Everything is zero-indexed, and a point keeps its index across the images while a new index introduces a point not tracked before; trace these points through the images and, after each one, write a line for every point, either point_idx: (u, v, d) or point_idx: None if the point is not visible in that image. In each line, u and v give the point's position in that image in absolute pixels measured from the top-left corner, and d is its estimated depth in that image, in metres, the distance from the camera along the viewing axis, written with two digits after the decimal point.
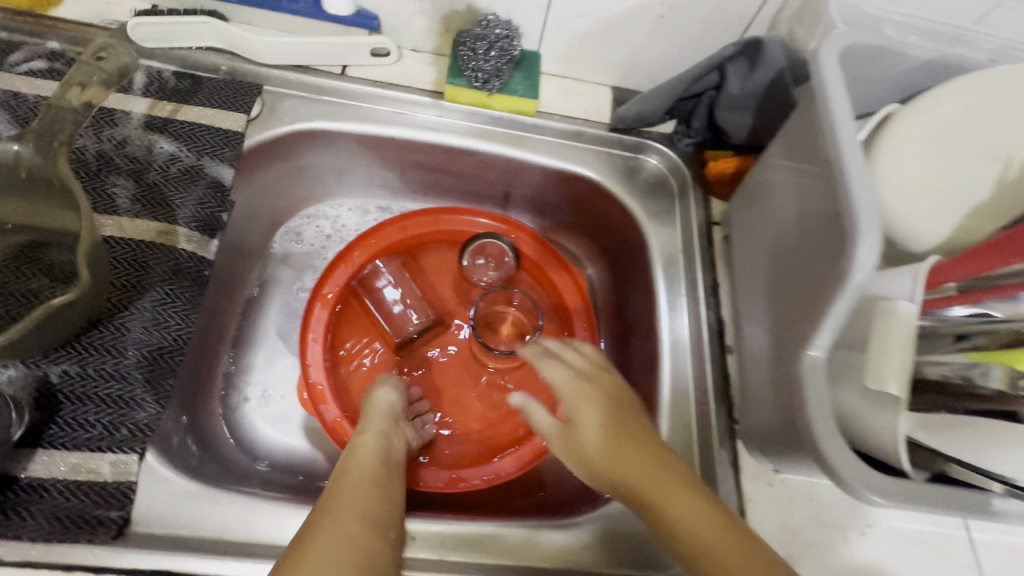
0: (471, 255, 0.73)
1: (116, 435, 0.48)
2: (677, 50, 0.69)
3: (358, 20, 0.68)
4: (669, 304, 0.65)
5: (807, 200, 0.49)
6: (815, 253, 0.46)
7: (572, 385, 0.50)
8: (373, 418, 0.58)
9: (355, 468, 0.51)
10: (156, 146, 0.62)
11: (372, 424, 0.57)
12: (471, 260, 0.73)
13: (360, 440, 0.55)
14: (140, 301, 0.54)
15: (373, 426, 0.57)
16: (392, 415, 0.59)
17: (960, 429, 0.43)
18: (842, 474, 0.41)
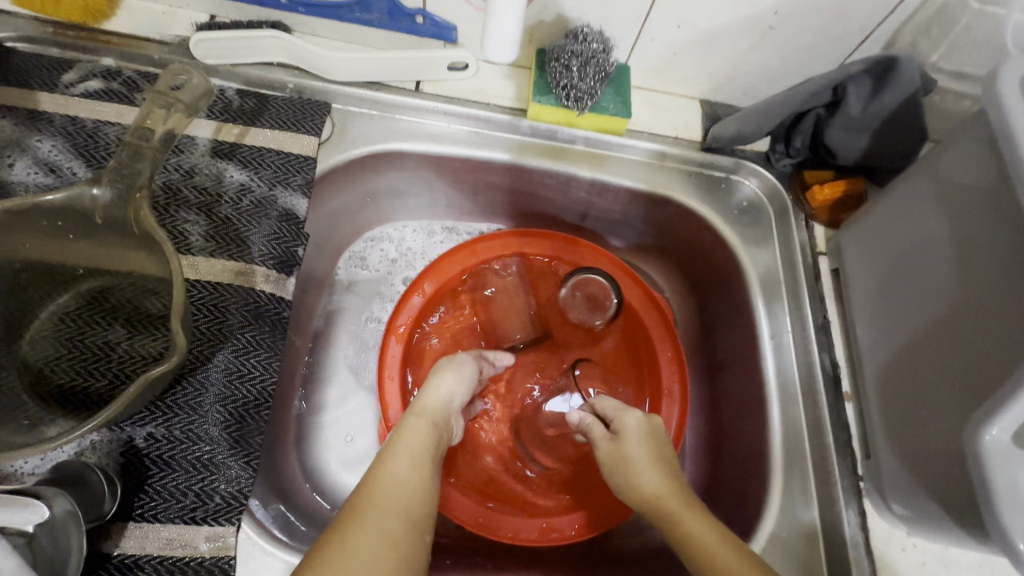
0: (573, 287, 0.66)
1: (210, 505, 0.45)
2: (780, 62, 0.64)
3: (434, 32, 0.62)
4: (774, 342, 0.61)
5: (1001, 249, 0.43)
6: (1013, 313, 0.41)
7: (639, 443, 0.54)
8: (429, 405, 0.54)
9: (401, 457, 0.47)
10: (226, 175, 0.57)
11: (427, 412, 0.53)
12: (571, 292, 0.66)
13: (412, 426, 0.51)
14: (220, 351, 0.50)
15: (428, 414, 0.53)
16: (446, 408, 0.55)
17: None
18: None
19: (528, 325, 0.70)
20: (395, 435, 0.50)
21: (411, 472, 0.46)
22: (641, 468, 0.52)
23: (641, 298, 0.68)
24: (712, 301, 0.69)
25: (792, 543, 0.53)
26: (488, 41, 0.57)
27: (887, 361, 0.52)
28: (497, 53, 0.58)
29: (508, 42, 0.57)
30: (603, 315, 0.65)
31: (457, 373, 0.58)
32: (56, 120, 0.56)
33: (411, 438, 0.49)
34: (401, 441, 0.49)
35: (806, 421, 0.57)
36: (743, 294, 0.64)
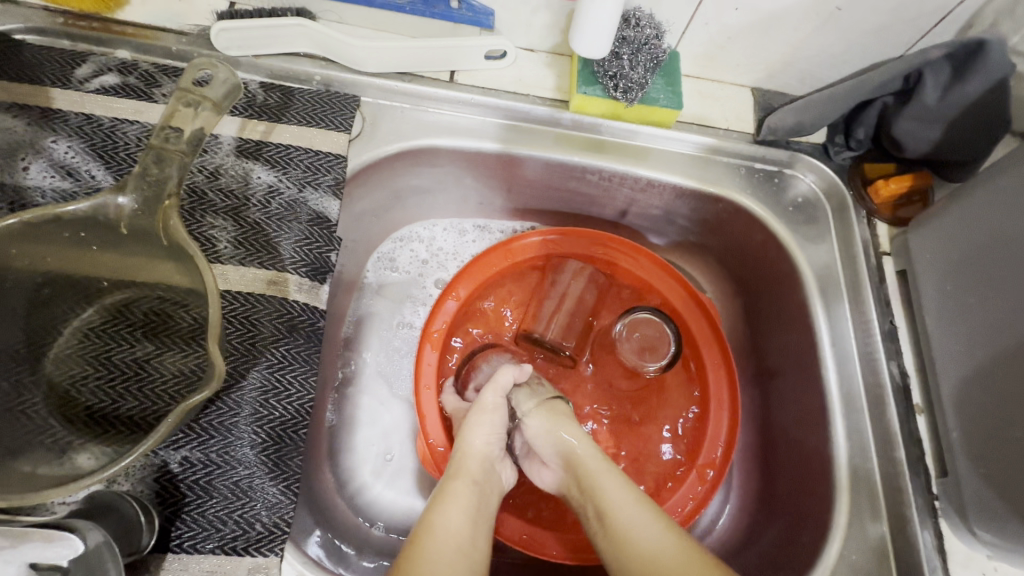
0: (630, 325, 0.63)
1: (252, 534, 0.42)
2: (844, 46, 0.59)
3: (470, 17, 0.58)
4: (836, 348, 0.57)
5: None
6: None
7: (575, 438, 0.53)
8: (469, 463, 0.51)
9: (439, 529, 0.46)
10: (253, 176, 0.53)
11: (467, 471, 0.51)
12: (626, 330, 0.63)
13: (453, 495, 0.49)
14: (254, 367, 0.47)
15: (465, 474, 0.51)
16: (486, 461, 0.53)
17: None
18: None
19: (564, 331, 0.65)
20: (435, 500, 0.49)
21: (459, 543, 0.45)
22: (589, 464, 0.51)
23: (696, 314, 0.64)
24: (763, 301, 0.65)
25: (864, 566, 0.49)
26: (579, 32, 0.54)
27: (969, 374, 0.49)
28: (585, 46, 0.55)
29: (604, 32, 0.53)
30: (657, 362, 0.61)
31: (489, 421, 0.54)
32: (71, 119, 0.52)
33: (451, 511, 0.47)
34: (440, 513, 0.47)
35: (874, 434, 0.53)
36: (799, 298, 0.60)
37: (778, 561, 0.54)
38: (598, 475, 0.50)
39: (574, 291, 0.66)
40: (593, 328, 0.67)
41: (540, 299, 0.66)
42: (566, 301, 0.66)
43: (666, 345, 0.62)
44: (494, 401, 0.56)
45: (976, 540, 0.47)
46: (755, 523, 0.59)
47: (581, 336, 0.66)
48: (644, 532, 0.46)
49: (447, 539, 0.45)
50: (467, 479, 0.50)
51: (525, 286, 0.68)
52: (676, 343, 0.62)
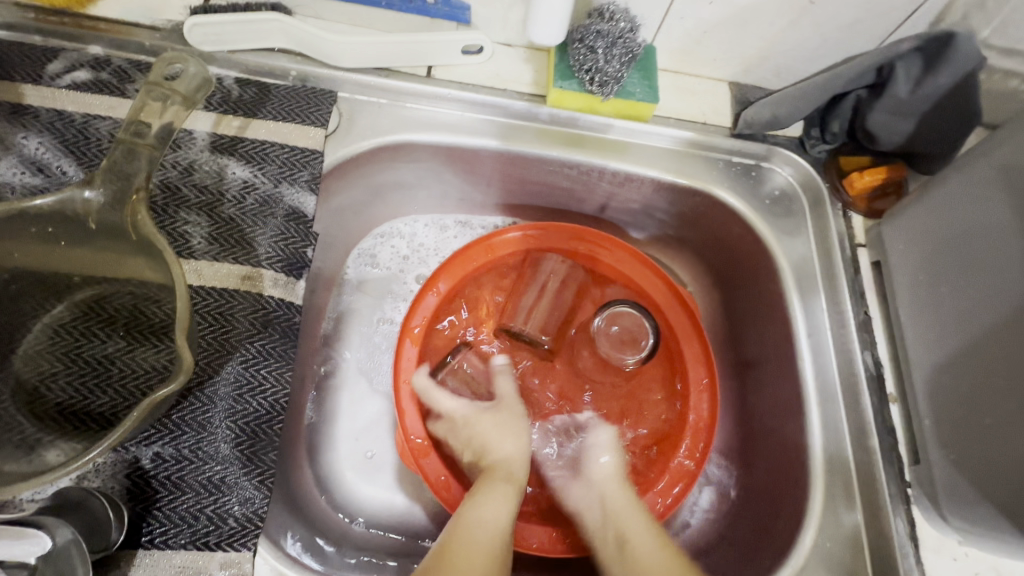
0: (608, 319, 0.62)
1: (224, 529, 0.42)
2: (818, 40, 0.59)
3: (447, 12, 0.59)
4: (812, 338, 0.57)
5: None
6: None
7: (618, 487, 0.58)
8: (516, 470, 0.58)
9: (486, 524, 0.51)
10: (228, 171, 0.53)
11: (517, 477, 0.57)
12: (605, 325, 0.62)
13: (498, 492, 0.54)
14: (228, 362, 0.47)
15: (515, 479, 0.57)
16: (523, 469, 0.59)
17: None
18: None
19: (544, 324, 0.65)
20: (476, 494, 0.53)
21: (497, 537, 0.50)
22: (626, 515, 0.55)
23: (679, 309, 0.64)
24: (741, 294, 0.66)
25: (838, 553, 0.50)
26: (533, 23, 0.56)
27: (941, 363, 0.49)
28: (541, 36, 0.57)
29: (556, 21, 0.55)
30: (636, 354, 0.60)
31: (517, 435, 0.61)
32: (42, 115, 0.52)
33: (491, 506, 0.52)
34: (485, 505, 0.52)
35: (848, 423, 0.54)
36: (776, 291, 0.60)
37: (755, 550, 0.55)
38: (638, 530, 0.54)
39: (553, 285, 0.66)
40: (572, 321, 0.66)
41: (520, 292, 0.66)
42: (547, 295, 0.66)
43: (644, 338, 0.61)
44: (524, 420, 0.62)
45: (948, 527, 0.48)
46: (734, 514, 0.60)
47: (560, 328, 0.66)
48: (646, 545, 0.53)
49: (485, 530, 0.50)
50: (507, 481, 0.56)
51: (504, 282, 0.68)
52: (655, 336, 0.61)
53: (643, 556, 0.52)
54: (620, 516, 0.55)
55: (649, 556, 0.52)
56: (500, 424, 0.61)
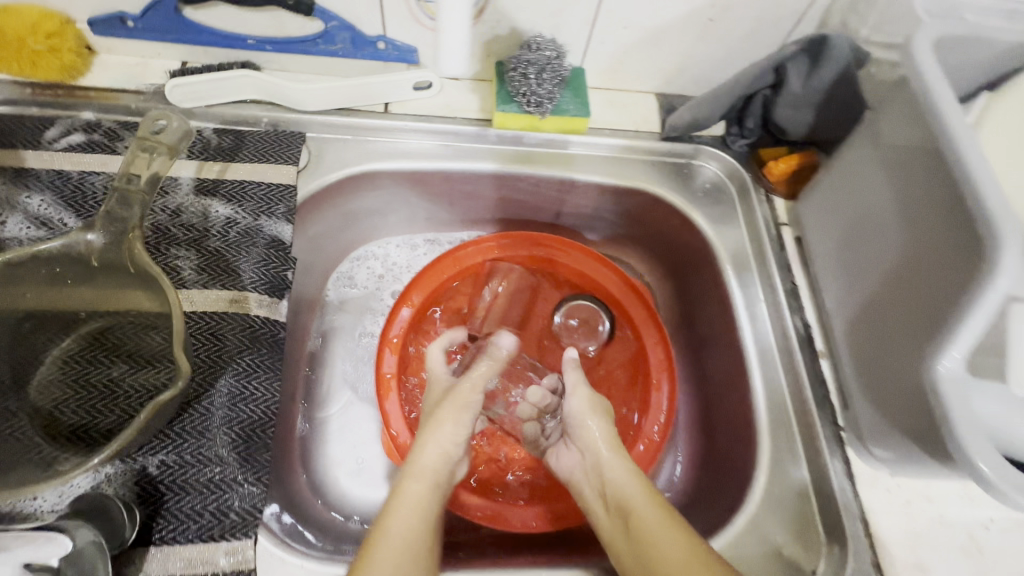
0: (566, 313, 0.73)
1: (226, 522, 0.46)
2: (724, 50, 0.68)
3: (397, 55, 0.66)
4: (749, 312, 0.64)
5: (917, 196, 0.47)
6: (936, 253, 0.45)
7: (630, 477, 0.54)
8: (427, 459, 0.53)
9: (394, 536, 0.47)
10: (211, 210, 0.60)
11: (423, 472, 0.52)
12: (564, 319, 0.73)
13: (409, 493, 0.51)
14: (222, 376, 0.52)
15: (427, 475, 0.52)
16: (446, 455, 0.54)
17: None
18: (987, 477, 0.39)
19: (504, 329, 0.74)
20: (389, 505, 0.50)
21: (408, 545, 0.47)
22: (627, 486, 0.53)
23: (632, 298, 0.71)
24: (689, 282, 0.72)
25: (785, 498, 0.54)
26: (440, 54, 0.62)
27: (856, 320, 0.55)
28: (452, 63, 0.63)
29: (458, 50, 0.61)
30: (597, 340, 0.72)
31: (456, 421, 0.56)
32: (42, 175, 0.58)
33: (403, 513, 0.49)
34: (396, 515, 0.49)
35: (787, 381, 0.59)
36: (715, 271, 0.67)
37: (714, 505, 0.60)
38: (657, 528, 0.49)
39: (509, 283, 0.74)
40: (529, 326, 0.75)
41: (476, 302, 0.74)
42: (504, 305, 0.74)
43: (598, 322, 0.72)
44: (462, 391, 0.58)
45: (878, 462, 0.53)
46: (703, 480, 0.64)
47: (516, 333, 0.74)
48: (650, 515, 0.50)
49: (398, 538, 0.47)
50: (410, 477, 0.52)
51: (469, 292, 0.74)
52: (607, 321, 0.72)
53: (647, 526, 0.49)
54: (618, 486, 0.54)
55: (648, 520, 0.50)
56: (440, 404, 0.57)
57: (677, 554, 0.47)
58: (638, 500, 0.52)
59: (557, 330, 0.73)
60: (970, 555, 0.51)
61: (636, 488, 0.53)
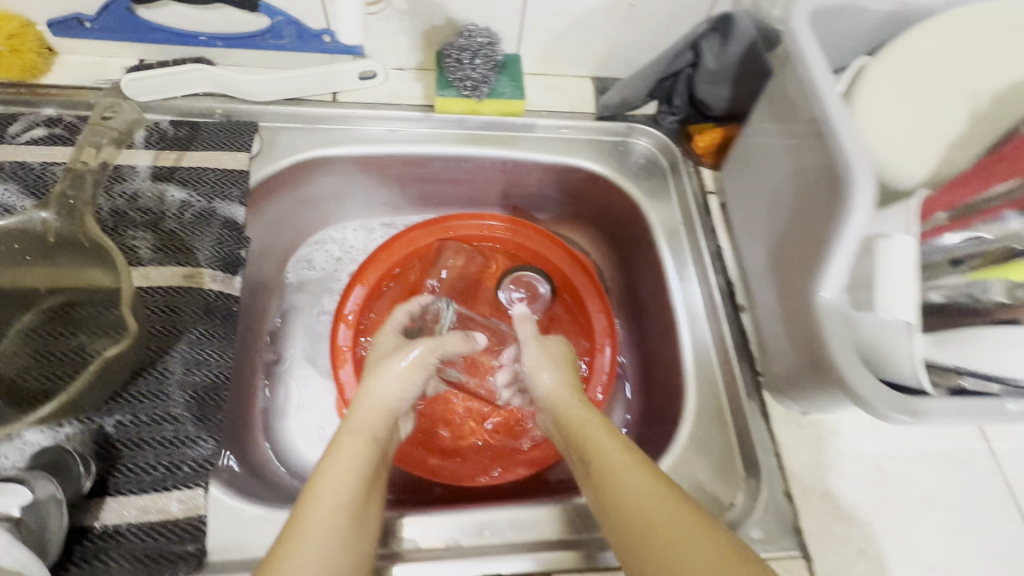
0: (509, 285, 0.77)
1: (179, 473, 0.50)
2: (649, 34, 0.73)
3: (342, 47, 0.70)
4: (679, 274, 0.68)
5: (802, 154, 0.52)
6: (815, 203, 0.50)
7: (595, 424, 0.53)
8: (360, 412, 0.55)
9: (327, 488, 0.47)
10: (167, 195, 0.63)
11: (356, 423, 0.54)
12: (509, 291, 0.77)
13: (346, 447, 0.50)
14: (177, 344, 0.56)
15: (363, 431, 0.53)
16: (385, 410, 0.56)
17: (973, 341, 0.44)
18: (863, 395, 0.44)
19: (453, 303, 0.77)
20: (327, 458, 0.50)
21: (338, 495, 0.46)
22: (591, 433, 0.52)
23: (575, 270, 0.76)
24: (629, 253, 0.77)
25: (710, 440, 0.58)
26: (338, 25, 0.67)
27: (766, 273, 0.60)
28: (348, 34, 0.68)
29: (353, 22, 0.66)
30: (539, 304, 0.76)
31: (399, 377, 0.58)
32: (6, 167, 0.62)
33: (338, 465, 0.49)
34: (330, 467, 0.48)
35: (712, 335, 0.64)
36: (648, 240, 0.72)
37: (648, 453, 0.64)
38: (619, 467, 0.47)
39: (461, 265, 0.78)
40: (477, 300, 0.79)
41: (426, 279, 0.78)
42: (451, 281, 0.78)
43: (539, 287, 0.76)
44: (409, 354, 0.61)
45: (789, 401, 0.57)
46: (642, 435, 0.68)
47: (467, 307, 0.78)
48: (613, 456, 0.48)
49: (330, 490, 0.46)
50: (347, 431, 0.53)
51: (421, 271, 0.78)
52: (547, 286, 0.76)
53: (608, 465, 0.48)
54: (580, 433, 0.53)
55: (610, 460, 0.48)
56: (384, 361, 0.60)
57: (640, 492, 0.44)
58: (601, 443, 0.50)
59: (510, 309, 0.76)
60: (876, 482, 0.55)
61: (601, 433, 0.51)
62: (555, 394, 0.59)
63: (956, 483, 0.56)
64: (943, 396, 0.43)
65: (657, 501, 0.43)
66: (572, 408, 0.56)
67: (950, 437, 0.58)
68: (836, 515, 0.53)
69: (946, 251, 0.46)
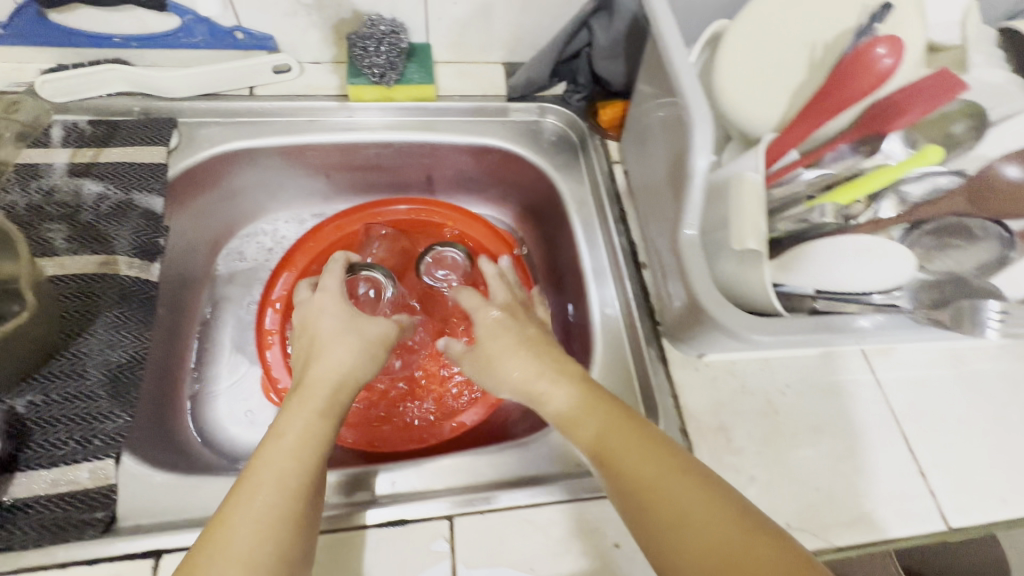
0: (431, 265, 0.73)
1: (91, 447, 0.51)
2: (549, 19, 0.77)
3: (255, 43, 0.73)
4: (588, 240, 0.72)
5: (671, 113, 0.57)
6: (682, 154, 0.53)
7: (580, 403, 0.51)
8: (312, 386, 0.52)
9: (272, 464, 0.46)
10: (84, 189, 0.66)
11: (308, 399, 0.51)
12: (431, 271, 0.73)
13: (297, 420, 0.50)
14: (93, 326, 0.58)
15: (309, 401, 0.51)
16: (333, 383, 0.53)
17: (805, 259, 0.45)
18: (724, 322, 0.47)
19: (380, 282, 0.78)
20: (275, 428, 0.49)
21: (279, 475, 0.45)
22: (583, 414, 0.50)
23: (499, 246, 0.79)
24: (548, 226, 0.81)
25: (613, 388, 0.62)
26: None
27: (657, 229, 0.64)
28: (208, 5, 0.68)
29: None
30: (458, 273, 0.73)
31: (350, 349, 0.56)
32: None
33: (284, 440, 0.48)
34: (275, 440, 0.48)
35: (617, 293, 0.67)
36: (562, 211, 0.76)
37: None
38: (618, 449, 0.47)
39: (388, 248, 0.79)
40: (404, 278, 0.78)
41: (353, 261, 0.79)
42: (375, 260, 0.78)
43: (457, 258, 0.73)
44: (359, 326, 0.58)
45: (683, 345, 0.60)
46: None
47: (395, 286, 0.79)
48: (611, 438, 0.48)
49: (270, 466, 0.46)
50: (308, 408, 0.51)
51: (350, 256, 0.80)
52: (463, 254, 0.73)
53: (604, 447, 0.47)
54: (555, 406, 0.52)
55: (610, 444, 0.47)
56: (337, 333, 0.57)
57: (648, 475, 0.44)
58: (596, 424, 0.49)
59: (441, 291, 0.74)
60: (767, 415, 0.59)
61: (589, 413, 0.50)
62: (526, 378, 0.54)
63: (842, 411, 0.60)
64: (793, 316, 0.47)
65: (666, 483, 0.44)
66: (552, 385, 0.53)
67: (836, 370, 0.62)
68: (727, 446, 0.57)
69: (804, 186, 0.48)
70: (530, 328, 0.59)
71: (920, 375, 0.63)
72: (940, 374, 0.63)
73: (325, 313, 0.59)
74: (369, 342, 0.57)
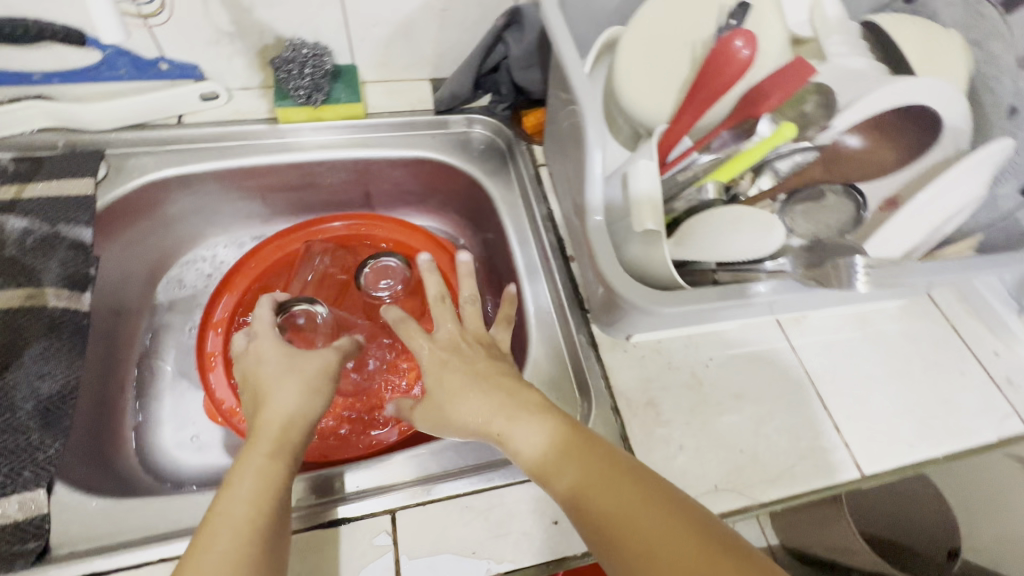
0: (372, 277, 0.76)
1: (20, 479, 0.51)
2: (468, 35, 0.81)
3: (179, 73, 0.75)
4: (519, 239, 0.75)
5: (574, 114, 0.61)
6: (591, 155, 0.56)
7: (536, 434, 0.49)
8: (265, 428, 0.50)
9: (229, 515, 0.44)
10: (8, 225, 0.65)
11: (260, 442, 0.49)
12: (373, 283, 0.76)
13: (249, 467, 0.47)
14: (21, 360, 0.58)
15: (263, 443, 0.49)
16: (288, 422, 0.51)
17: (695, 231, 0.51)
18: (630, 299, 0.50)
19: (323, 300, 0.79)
20: (225, 482, 0.47)
21: (236, 529, 0.43)
22: (540, 449, 0.48)
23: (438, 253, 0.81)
24: (484, 231, 0.85)
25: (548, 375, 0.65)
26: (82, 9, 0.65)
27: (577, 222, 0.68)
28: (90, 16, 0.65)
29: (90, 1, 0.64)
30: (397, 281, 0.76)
31: (298, 390, 0.53)
32: None
33: (236, 493, 0.45)
34: (227, 493, 0.45)
35: (548, 286, 0.71)
36: (495, 215, 0.80)
37: None
38: (585, 485, 0.45)
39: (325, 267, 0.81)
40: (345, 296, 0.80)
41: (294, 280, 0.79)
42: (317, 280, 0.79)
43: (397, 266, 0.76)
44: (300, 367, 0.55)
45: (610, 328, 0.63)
46: None
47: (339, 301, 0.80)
48: (579, 475, 0.45)
49: (226, 521, 0.44)
50: (260, 453, 0.48)
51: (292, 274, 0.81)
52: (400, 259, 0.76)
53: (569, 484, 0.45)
54: (507, 437, 0.49)
55: (573, 481, 0.45)
56: (282, 373, 0.54)
57: (615, 510, 0.43)
58: (560, 463, 0.47)
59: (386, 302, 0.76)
60: (693, 387, 0.62)
61: (546, 446, 0.48)
62: (474, 410, 0.51)
63: (762, 378, 0.64)
64: (693, 288, 0.51)
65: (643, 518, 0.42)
66: (506, 411, 0.50)
67: (754, 340, 0.66)
68: (656, 420, 0.60)
69: (699, 168, 0.52)
70: (479, 360, 0.55)
71: (832, 339, 0.68)
72: (850, 336, 0.68)
73: (263, 358, 0.56)
74: (317, 380, 0.55)
